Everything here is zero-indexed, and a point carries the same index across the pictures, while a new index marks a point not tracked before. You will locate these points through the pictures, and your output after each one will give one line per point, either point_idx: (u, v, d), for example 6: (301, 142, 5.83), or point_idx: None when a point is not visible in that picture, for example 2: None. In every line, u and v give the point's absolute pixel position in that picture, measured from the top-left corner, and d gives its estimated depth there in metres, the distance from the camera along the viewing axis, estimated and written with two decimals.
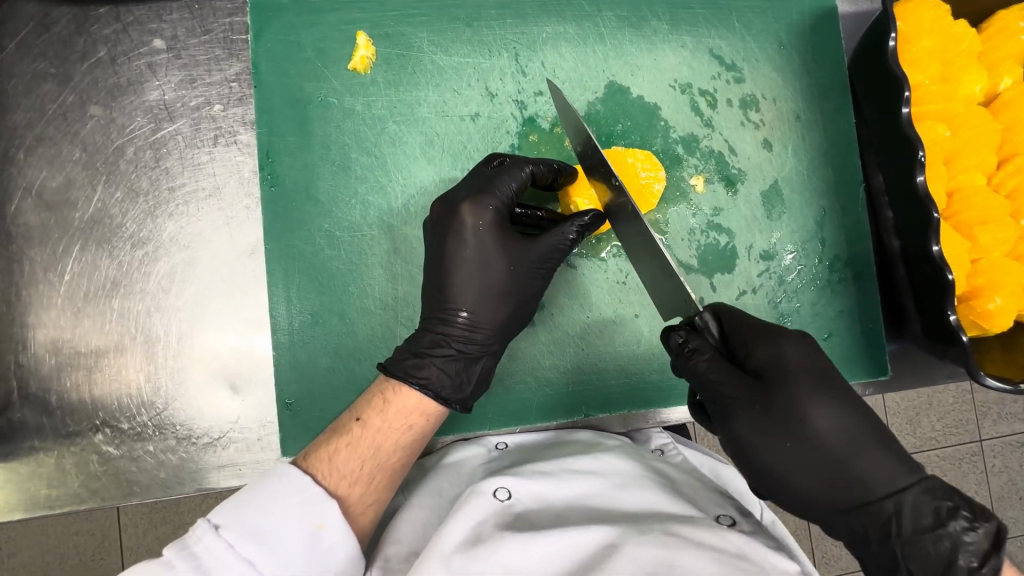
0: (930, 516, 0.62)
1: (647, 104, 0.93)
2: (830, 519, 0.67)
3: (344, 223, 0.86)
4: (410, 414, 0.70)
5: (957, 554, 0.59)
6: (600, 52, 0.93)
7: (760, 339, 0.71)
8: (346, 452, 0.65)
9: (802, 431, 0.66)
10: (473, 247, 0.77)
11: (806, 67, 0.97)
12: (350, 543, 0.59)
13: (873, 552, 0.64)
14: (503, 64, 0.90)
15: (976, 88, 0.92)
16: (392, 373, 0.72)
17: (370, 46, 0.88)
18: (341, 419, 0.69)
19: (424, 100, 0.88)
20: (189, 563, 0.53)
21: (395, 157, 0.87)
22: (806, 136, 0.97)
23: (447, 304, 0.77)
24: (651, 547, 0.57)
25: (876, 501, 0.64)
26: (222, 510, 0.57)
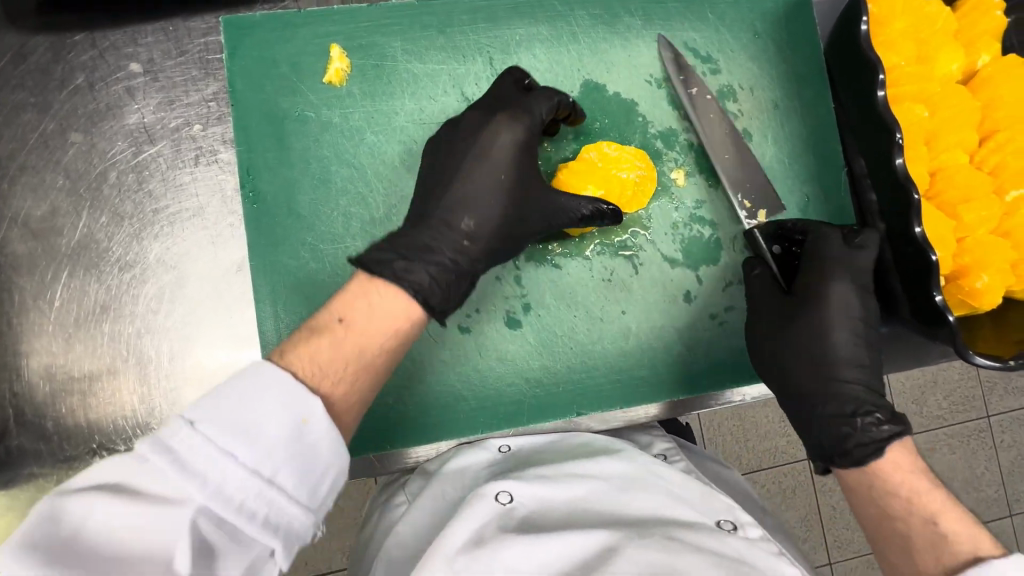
0: (852, 408, 0.74)
1: (624, 100, 0.93)
2: (790, 399, 0.79)
3: (328, 236, 0.86)
4: (397, 318, 0.64)
5: (855, 436, 0.72)
6: (574, 51, 0.93)
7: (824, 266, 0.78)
8: (329, 350, 0.59)
9: (809, 333, 0.77)
10: (480, 160, 0.77)
11: (782, 54, 0.97)
12: (338, 447, 0.54)
13: (805, 425, 0.78)
14: (477, 70, 0.90)
15: (953, 66, 0.93)
16: (376, 270, 0.65)
17: (344, 59, 0.88)
18: (319, 317, 0.62)
19: (401, 109, 0.89)
20: (165, 456, 0.47)
21: (374, 167, 0.87)
22: (784, 124, 0.97)
23: (447, 214, 0.75)
24: (649, 551, 0.57)
25: (834, 389, 0.76)
26: (197, 405, 0.50)
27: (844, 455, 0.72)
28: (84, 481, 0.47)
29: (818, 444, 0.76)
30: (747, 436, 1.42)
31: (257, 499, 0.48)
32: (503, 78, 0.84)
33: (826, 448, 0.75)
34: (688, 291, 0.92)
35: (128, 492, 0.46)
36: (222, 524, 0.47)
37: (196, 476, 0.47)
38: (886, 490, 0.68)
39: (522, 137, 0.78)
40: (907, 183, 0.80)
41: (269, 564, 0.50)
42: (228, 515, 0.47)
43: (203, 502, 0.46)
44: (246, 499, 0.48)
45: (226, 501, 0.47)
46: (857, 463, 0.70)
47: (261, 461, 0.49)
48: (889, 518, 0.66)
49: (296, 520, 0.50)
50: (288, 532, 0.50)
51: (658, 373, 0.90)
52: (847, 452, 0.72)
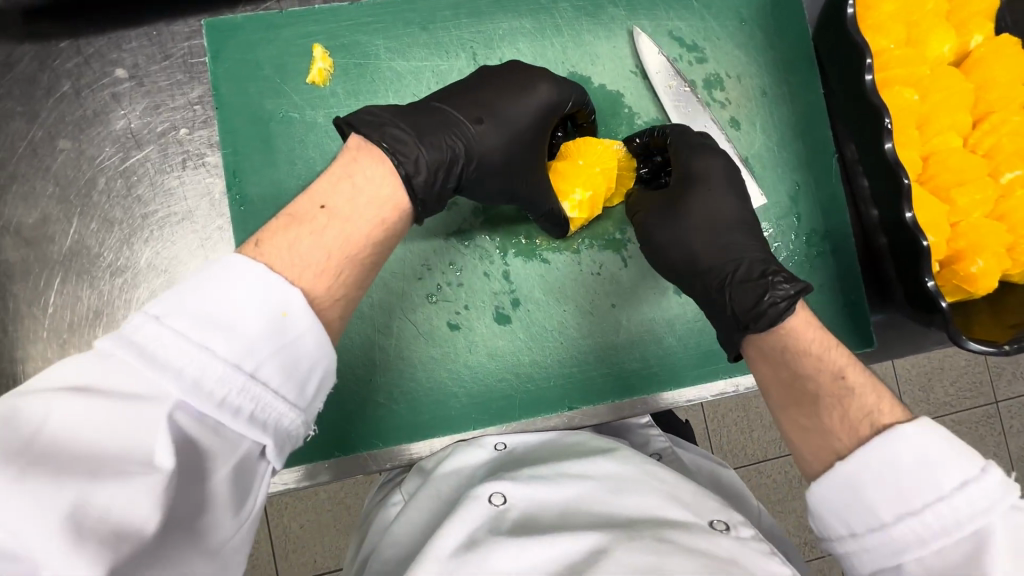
0: (758, 274, 0.71)
1: (609, 92, 0.92)
2: (700, 278, 0.75)
3: None
4: (383, 208, 0.61)
5: (767, 296, 0.67)
6: (558, 44, 0.92)
7: (694, 149, 0.81)
8: (312, 238, 0.55)
9: (705, 201, 0.77)
10: (499, 78, 0.78)
11: (769, 41, 0.96)
12: (321, 340, 0.52)
13: (716, 302, 0.74)
14: (461, 65, 0.89)
15: (944, 48, 0.91)
16: (368, 135, 0.64)
17: (327, 58, 0.88)
18: (301, 203, 0.58)
19: (385, 107, 0.88)
20: (133, 353, 0.44)
21: None
22: (773, 112, 0.96)
23: (461, 114, 0.75)
24: (639, 553, 0.55)
25: (732, 263, 0.73)
26: (162, 301, 0.47)
27: (757, 319, 0.66)
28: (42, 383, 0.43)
29: (732, 318, 0.70)
30: (752, 426, 1.42)
31: (240, 394, 0.47)
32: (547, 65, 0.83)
33: (739, 318, 0.69)
34: None
35: (93, 393, 0.42)
36: (204, 417, 0.46)
37: (169, 373, 0.44)
38: (797, 355, 0.63)
39: (547, 100, 0.77)
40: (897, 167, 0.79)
41: (260, 462, 0.51)
42: (209, 410, 0.45)
43: (180, 398, 0.44)
44: (227, 394, 0.46)
45: (205, 396, 0.45)
46: (772, 324, 0.65)
47: (238, 354, 0.47)
48: (800, 378, 0.62)
49: (282, 416, 0.50)
50: (276, 428, 0.50)
51: (649, 365, 0.91)
52: (763, 313, 0.66)
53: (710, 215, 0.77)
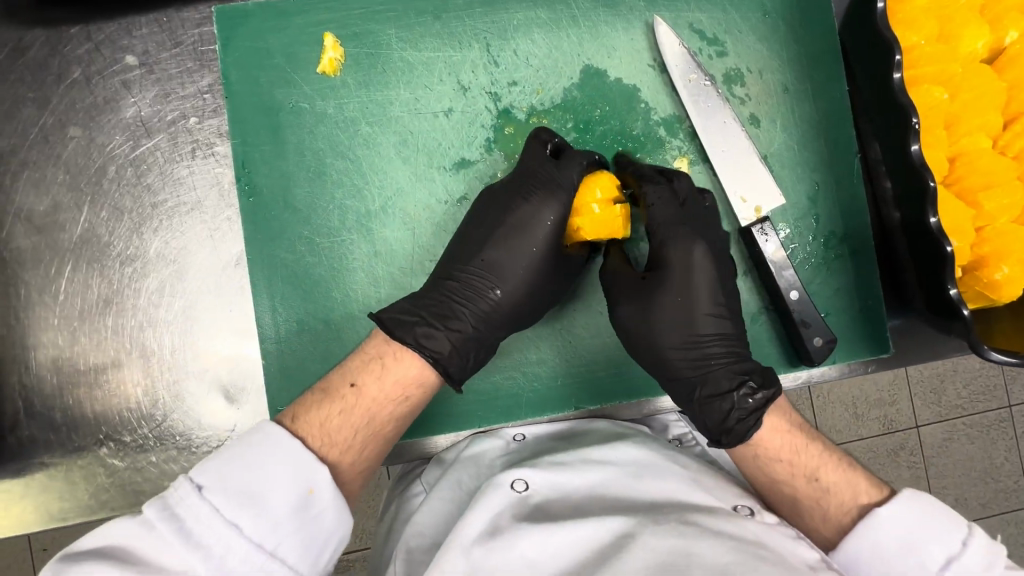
0: (725, 385, 0.75)
1: (625, 86, 0.89)
2: (667, 382, 0.79)
3: (323, 229, 0.84)
4: (407, 384, 0.71)
5: (733, 411, 0.72)
6: (573, 36, 0.89)
7: (675, 235, 0.80)
8: (341, 415, 0.66)
9: (675, 309, 0.79)
10: (517, 240, 0.81)
11: (794, 34, 0.92)
12: (340, 514, 0.60)
13: (689, 410, 0.78)
14: (473, 57, 0.87)
15: (978, 44, 0.87)
16: (400, 335, 0.72)
17: (338, 47, 0.86)
18: (333, 379, 0.70)
19: (396, 98, 0.86)
20: (171, 524, 0.52)
21: (370, 159, 0.85)
22: (796, 108, 0.92)
23: (480, 279, 0.80)
24: (667, 537, 0.56)
25: (700, 371, 0.77)
26: (205, 470, 0.55)
27: (727, 434, 0.71)
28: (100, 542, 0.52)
29: (703, 426, 0.75)
30: None
31: (258, 572, 0.53)
32: (529, 142, 0.83)
33: (711, 432, 0.74)
34: None
35: (133, 564, 0.51)
36: None
37: (201, 547, 0.52)
38: (766, 460, 0.70)
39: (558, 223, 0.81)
40: (923, 171, 0.76)
41: None
42: None
43: None
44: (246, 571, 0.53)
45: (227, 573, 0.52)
46: (741, 440, 0.70)
47: (263, 533, 0.54)
48: (776, 481, 0.70)
49: None
50: None
51: None
52: (730, 429, 0.72)
53: (681, 323, 0.78)
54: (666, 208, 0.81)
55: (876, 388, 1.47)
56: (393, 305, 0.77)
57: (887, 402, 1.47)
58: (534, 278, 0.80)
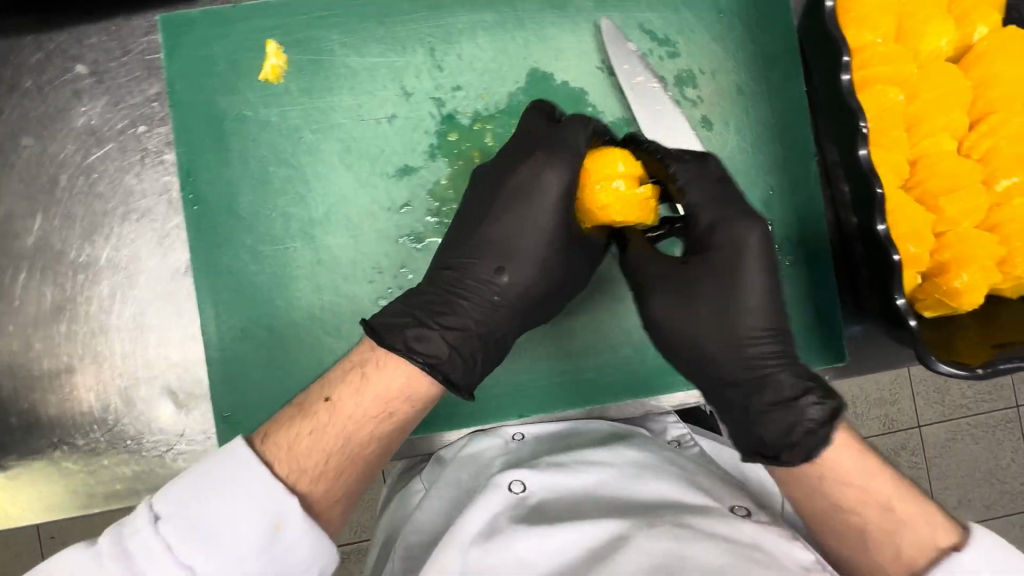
0: (789, 392, 0.67)
1: (572, 90, 0.87)
2: (715, 388, 0.72)
3: (266, 237, 0.84)
4: (391, 400, 0.65)
5: (799, 423, 0.64)
6: (520, 38, 0.88)
7: (728, 214, 0.71)
8: (310, 437, 0.62)
9: (726, 300, 0.70)
10: (518, 227, 0.74)
11: (750, 33, 0.90)
12: (314, 540, 0.58)
13: (735, 420, 0.70)
14: (417, 62, 0.86)
15: (941, 42, 0.85)
16: (389, 342, 0.68)
17: (280, 54, 0.85)
18: (309, 393, 0.65)
19: (339, 105, 0.86)
20: (123, 560, 0.53)
21: (313, 166, 0.85)
22: (749, 110, 0.89)
23: (484, 270, 0.74)
24: (661, 539, 0.56)
25: (755, 375, 0.69)
26: (164, 501, 0.56)
27: (791, 449, 0.63)
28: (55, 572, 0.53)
29: (757, 439, 0.67)
30: None
31: None
32: (532, 109, 0.78)
33: (767, 446, 0.66)
34: None
35: None
36: None
37: None
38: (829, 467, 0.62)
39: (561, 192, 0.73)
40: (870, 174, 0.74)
41: None
42: None
43: None
44: None
45: None
46: (808, 457, 0.62)
47: (219, 571, 0.54)
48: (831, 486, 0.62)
49: None
50: None
51: (601, 374, 0.88)
52: (794, 444, 0.64)
53: (727, 318, 0.70)
54: (700, 185, 0.73)
55: (876, 388, 1.43)
56: (388, 307, 0.72)
57: (887, 402, 1.43)
58: (534, 271, 0.75)
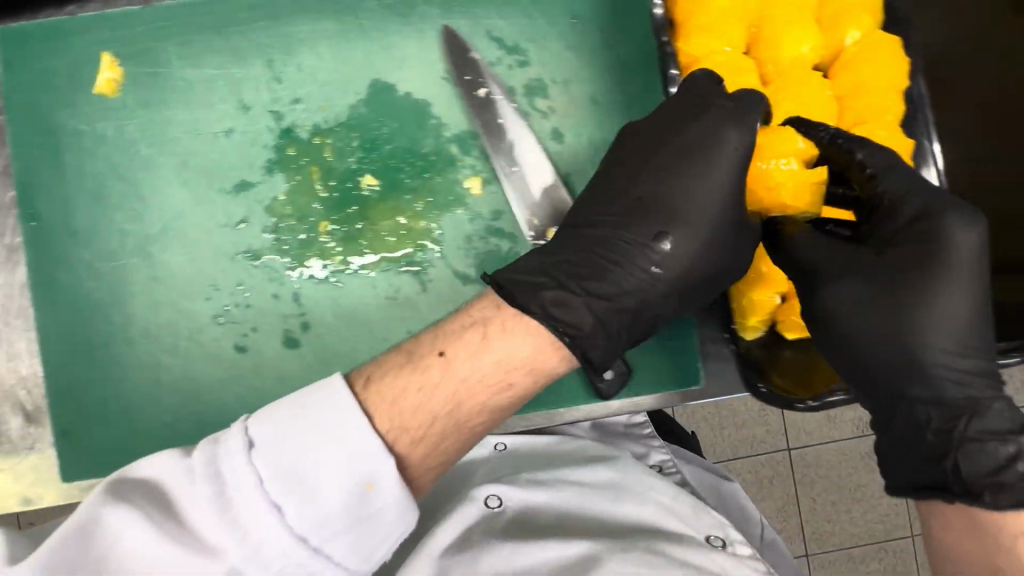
0: (1000, 425, 0.62)
1: (416, 102, 0.84)
2: (899, 402, 0.66)
3: (103, 253, 0.84)
4: (514, 370, 0.61)
5: (1009, 459, 0.60)
6: (362, 48, 0.84)
7: (950, 204, 0.66)
8: (420, 396, 0.57)
9: (926, 304, 0.65)
10: (677, 196, 0.70)
11: (607, 40, 0.85)
12: (403, 510, 0.54)
13: (919, 443, 0.65)
14: (256, 74, 0.84)
15: (805, 48, 0.81)
16: (522, 302, 0.64)
17: (115, 67, 0.83)
18: (421, 342, 0.61)
19: (175, 118, 0.84)
20: (214, 485, 0.51)
21: (148, 182, 0.84)
22: (605, 121, 0.85)
23: (643, 231, 0.70)
24: (633, 564, 0.64)
25: (958, 395, 0.64)
26: (262, 430, 0.53)
27: (998, 491, 0.58)
28: (148, 474, 0.54)
29: (952, 471, 0.61)
30: (722, 424, 1.32)
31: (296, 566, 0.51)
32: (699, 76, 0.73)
33: (961, 479, 0.61)
34: None
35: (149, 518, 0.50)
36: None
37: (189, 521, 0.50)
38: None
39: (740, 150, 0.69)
40: (876, 178, 0.69)
41: None
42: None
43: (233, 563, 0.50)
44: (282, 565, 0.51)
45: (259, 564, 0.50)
46: (1020, 504, 0.57)
47: (306, 527, 0.51)
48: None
49: None
50: None
51: None
52: (1005, 484, 0.59)
53: (940, 327, 0.65)
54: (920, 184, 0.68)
55: None
56: (519, 265, 0.69)
57: None
58: (808, 239, 0.71)
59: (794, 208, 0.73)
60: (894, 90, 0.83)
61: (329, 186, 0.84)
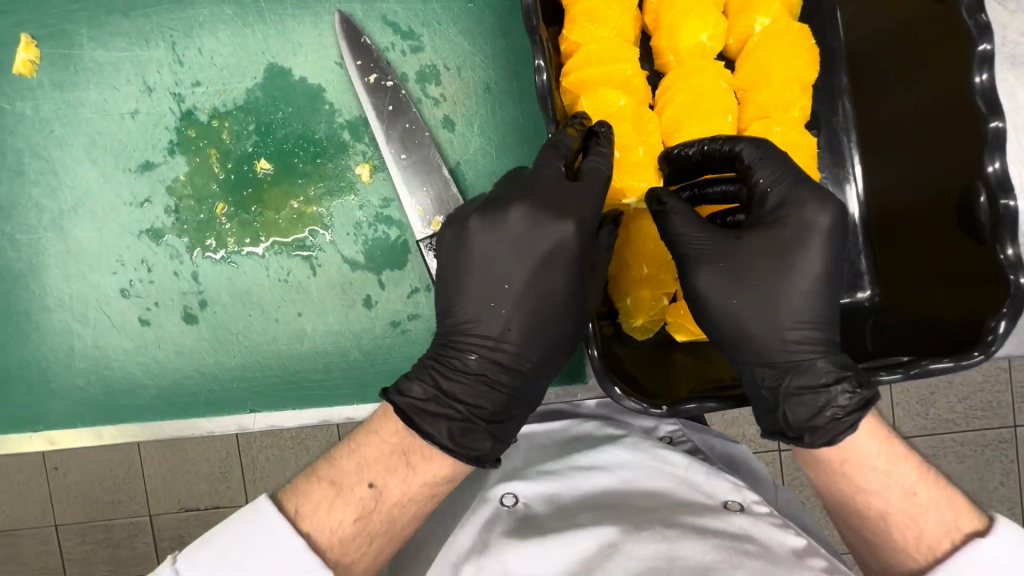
0: (822, 376, 0.63)
1: (310, 86, 0.85)
2: (740, 366, 0.67)
3: (23, 227, 0.89)
4: (440, 483, 0.61)
5: (827, 408, 0.61)
6: (259, 32, 0.85)
7: (807, 192, 0.64)
8: (350, 524, 0.57)
9: (777, 271, 0.64)
10: (552, 310, 0.65)
11: (502, 26, 0.84)
12: None
13: (762, 405, 0.66)
14: (158, 56, 0.86)
15: (704, 36, 0.76)
16: (426, 431, 0.60)
17: (31, 49, 0.87)
18: (346, 471, 0.59)
19: (86, 100, 0.88)
20: None
21: (63, 159, 0.88)
22: (496, 110, 0.84)
23: (534, 323, 0.65)
24: (648, 543, 0.56)
25: (788, 357, 0.63)
26: (194, 566, 0.54)
27: (813, 432, 0.61)
28: None
29: (781, 419, 0.64)
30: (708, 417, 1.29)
31: None
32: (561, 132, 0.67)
33: (789, 426, 0.63)
34: (368, 296, 0.87)
35: None
36: None
37: None
38: (857, 472, 0.60)
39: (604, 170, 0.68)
40: (753, 168, 0.66)
41: None
42: None
43: None
44: None
45: None
46: (830, 443, 0.60)
47: None
48: (863, 494, 0.60)
49: None
50: None
51: (332, 377, 0.88)
52: (818, 427, 0.61)
53: (786, 291, 0.64)
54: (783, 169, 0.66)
55: None
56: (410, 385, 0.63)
57: None
58: (687, 226, 0.65)
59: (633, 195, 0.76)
60: (801, 84, 0.77)
61: (226, 168, 0.86)
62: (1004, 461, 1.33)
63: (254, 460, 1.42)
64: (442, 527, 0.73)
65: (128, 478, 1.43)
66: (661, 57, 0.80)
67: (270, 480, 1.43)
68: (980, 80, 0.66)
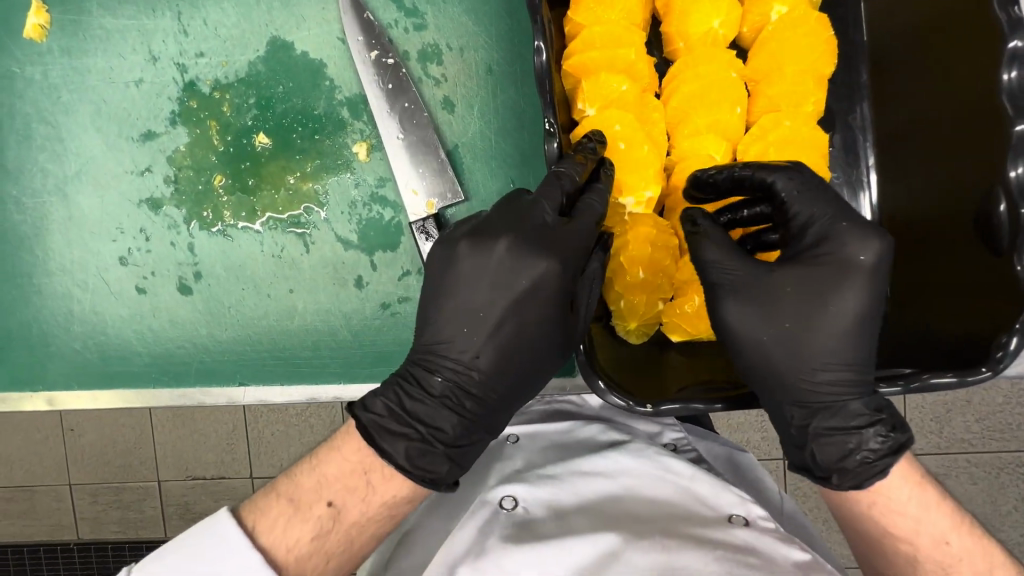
0: (853, 417, 0.59)
1: (312, 61, 0.84)
2: (768, 402, 0.64)
3: (29, 190, 0.91)
4: (398, 504, 0.59)
5: (857, 451, 0.58)
6: (263, 3, 0.85)
7: (847, 227, 0.60)
8: (308, 542, 0.56)
9: (810, 307, 0.60)
10: (525, 340, 0.63)
11: (508, 7, 0.82)
12: None
13: (791, 443, 0.63)
14: (164, 26, 0.86)
15: (716, 23, 0.73)
16: (385, 449, 0.58)
17: (42, 13, 0.88)
18: (306, 489, 0.58)
19: (93, 67, 0.88)
20: None
21: (69, 126, 0.89)
22: (497, 94, 0.82)
23: (503, 339, 0.62)
24: (649, 554, 0.55)
25: (818, 397, 0.60)
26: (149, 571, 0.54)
27: (842, 474, 0.58)
28: None
29: (807, 459, 0.61)
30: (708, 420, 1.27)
31: None
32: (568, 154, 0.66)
33: (815, 467, 0.60)
34: (360, 277, 0.86)
35: None
36: None
37: None
38: (889, 518, 0.57)
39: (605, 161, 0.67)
40: (789, 203, 0.62)
41: None
42: None
43: None
44: None
45: None
46: (858, 486, 0.57)
47: None
48: (892, 538, 0.57)
49: None
50: None
51: (320, 356, 0.88)
52: (846, 469, 0.58)
53: (819, 330, 0.60)
54: (826, 199, 0.62)
55: None
56: (375, 399, 0.61)
57: None
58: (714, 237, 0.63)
59: (636, 192, 0.73)
60: (817, 78, 0.74)
61: (226, 141, 0.86)
62: (1021, 486, 1.28)
63: (259, 435, 1.44)
64: (417, 511, 0.72)
65: (138, 443, 1.47)
66: (670, 44, 0.76)
67: (273, 455, 1.45)
68: (1009, 78, 0.62)
